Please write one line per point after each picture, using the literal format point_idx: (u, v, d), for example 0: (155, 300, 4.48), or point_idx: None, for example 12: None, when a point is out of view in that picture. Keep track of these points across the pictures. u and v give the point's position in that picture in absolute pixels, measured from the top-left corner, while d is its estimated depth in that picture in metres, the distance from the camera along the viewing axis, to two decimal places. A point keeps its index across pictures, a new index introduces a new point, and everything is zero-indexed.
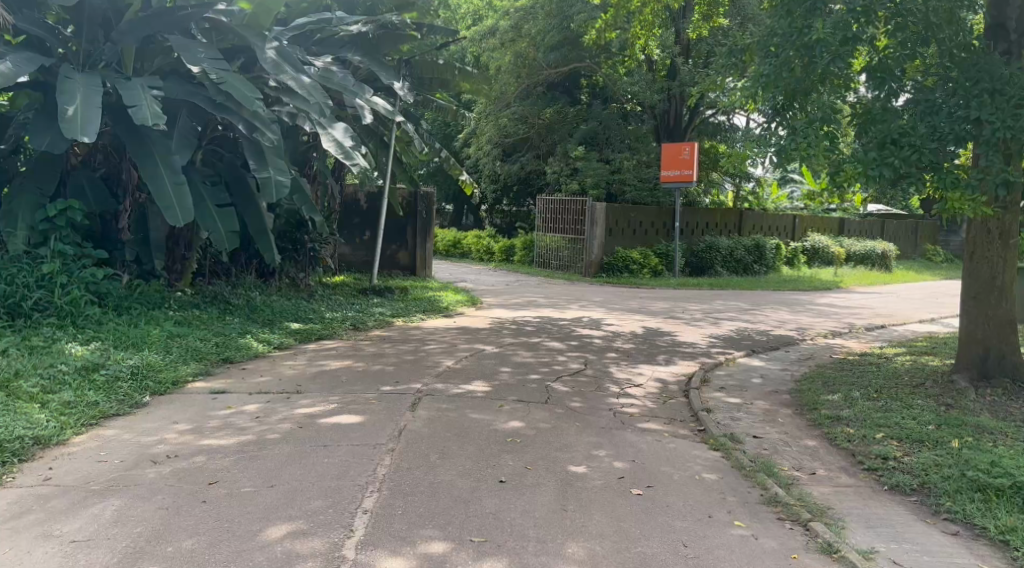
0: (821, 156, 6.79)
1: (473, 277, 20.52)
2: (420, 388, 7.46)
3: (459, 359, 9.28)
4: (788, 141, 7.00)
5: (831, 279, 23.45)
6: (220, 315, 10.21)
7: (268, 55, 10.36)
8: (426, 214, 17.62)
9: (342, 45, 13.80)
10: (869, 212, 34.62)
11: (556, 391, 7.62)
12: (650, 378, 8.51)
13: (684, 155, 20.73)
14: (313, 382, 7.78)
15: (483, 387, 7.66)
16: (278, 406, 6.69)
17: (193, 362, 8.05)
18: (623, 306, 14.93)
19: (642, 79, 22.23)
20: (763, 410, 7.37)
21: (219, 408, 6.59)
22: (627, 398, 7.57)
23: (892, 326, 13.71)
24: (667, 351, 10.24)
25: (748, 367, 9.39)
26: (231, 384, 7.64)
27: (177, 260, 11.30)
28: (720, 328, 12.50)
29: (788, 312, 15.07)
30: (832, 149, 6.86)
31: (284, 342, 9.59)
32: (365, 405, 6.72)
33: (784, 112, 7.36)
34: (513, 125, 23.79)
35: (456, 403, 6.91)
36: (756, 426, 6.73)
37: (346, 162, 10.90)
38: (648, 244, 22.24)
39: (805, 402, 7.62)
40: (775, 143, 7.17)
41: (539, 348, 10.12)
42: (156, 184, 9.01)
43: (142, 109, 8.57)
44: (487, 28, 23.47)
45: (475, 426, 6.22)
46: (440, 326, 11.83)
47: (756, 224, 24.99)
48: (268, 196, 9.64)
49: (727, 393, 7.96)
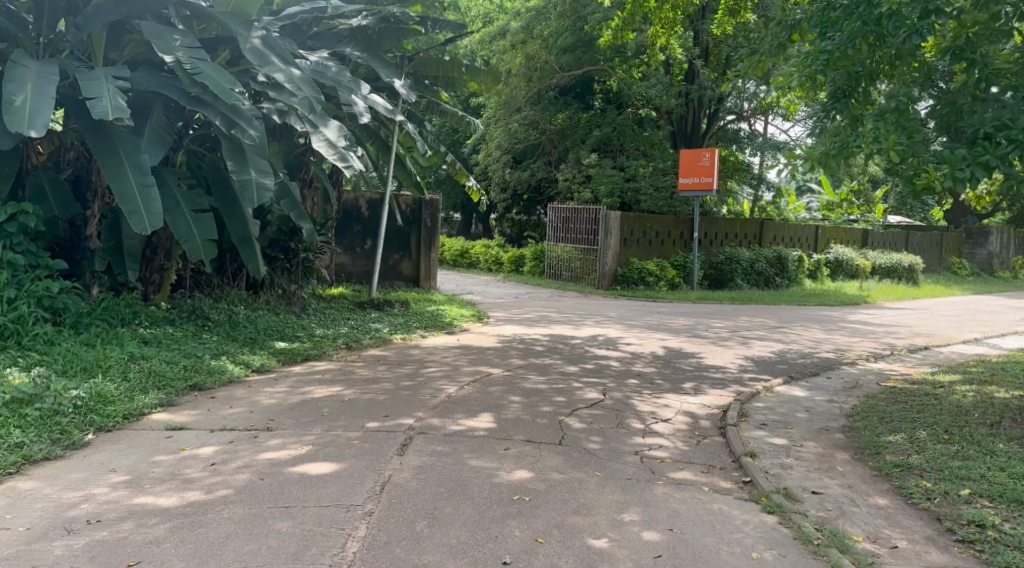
0: (894, 149, 6.28)
1: (481, 289, 19.46)
2: (413, 424, 6.40)
3: (461, 385, 8.21)
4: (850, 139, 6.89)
5: (856, 293, 22.34)
6: (196, 333, 9.17)
7: (252, 46, 9.40)
8: (431, 222, 16.68)
9: (341, 39, 12.79)
10: (891, 223, 33.40)
11: (571, 428, 6.52)
12: (678, 411, 7.40)
13: (703, 162, 19.64)
14: (291, 413, 6.71)
15: (486, 423, 6.58)
16: (242, 449, 5.62)
17: (154, 390, 7.00)
18: (641, 323, 13.84)
19: (659, 83, 21.19)
20: (815, 455, 6.26)
21: (172, 452, 5.52)
22: (654, 438, 6.47)
23: (936, 348, 12.55)
24: (694, 377, 9.12)
25: (788, 397, 8.27)
26: (195, 417, 6.57)
27: (153, 270, 10.37)
28: (749, 350, 11.38)
29: (820, 331, 13.92)
30: (910, 142, 6.36)
31: (265, 364, 8.54)
32: (345, 448, 5.66)
33: (848, 98, 7.26)
34: (524, 131, 22.71)
35: (454, 445, 5.83)
36: (813, 478, 5.64)
37: (340, 166, 9.81)
38: (664, 256, 21.18)
39: (862, 445, 6.51)
40: (840, 144, 6.98)
41: (549, 372, 9.02)
42: (120, 185, 7.98)
43: (103, 101, 7.52)
44: (497, 29, 22.50)
45: (474, 478, 5.13)
46: (441, 344, 10.77)
47: (777, 235, 23.88)
48: (247, 200, 8.61)
49: (770, 432, 6.85)
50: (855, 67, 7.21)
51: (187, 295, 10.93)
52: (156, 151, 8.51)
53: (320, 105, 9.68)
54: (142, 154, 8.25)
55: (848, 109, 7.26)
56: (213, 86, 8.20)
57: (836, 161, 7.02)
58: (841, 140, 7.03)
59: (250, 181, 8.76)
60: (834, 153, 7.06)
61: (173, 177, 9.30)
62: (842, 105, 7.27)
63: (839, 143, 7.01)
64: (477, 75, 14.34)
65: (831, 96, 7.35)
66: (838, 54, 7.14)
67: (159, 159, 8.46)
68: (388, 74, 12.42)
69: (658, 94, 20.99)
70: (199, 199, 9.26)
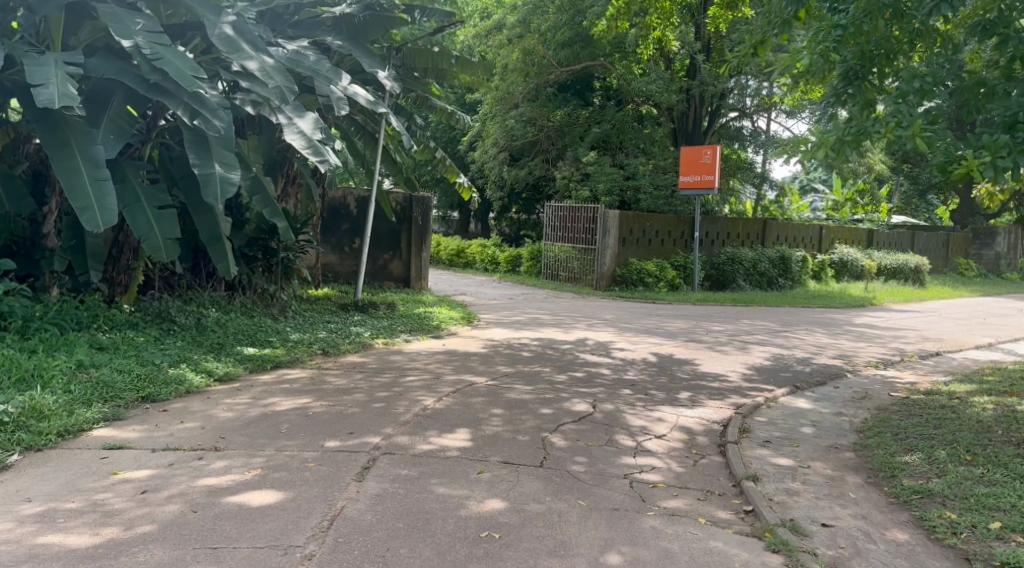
0: (917, 138, 6.22)
1: (476, 290, 18.83)
2: (378, 443, 5.79)
3: (440, 396, 7.59)
4: (852, 126, 6.89)
5: (862, 295, 21.72)
6: (158, 338, 8.57)
7: (220, 31, 8.81)
8: (422, 220, 16.07)
9: (324, 28, 12.22)
10: (897, 223, 32.72)
11: (554, 447, 5.91)
12: (674, 426, 6.77)
13: (705, 160, 19.03)
14: (247, 429, 6.10)
15: (461, 441, 5.96)
16: (181, 476, 5.00)
17: (99, 403, 6.40)
18: (638, 327, 13.21)
19: (660, 78, 20.64)
20: (824, 478, 5.64)
21: (102, 479, 4.92)
22: (646, 458, 5.85)
23: (947, 354, 11.91)
24: (692, 387, 8.49)
25: (793, 410, 7.65)
26: (139, 434, 5.96)
27: (118, 269, 9.74)
28: (751, 357, 10.74)
29: (825, 335, 13.29)
30: (936, 130, 6.38)
31: (229, 372, 7.93)
32: (297, 474, 5.07)
33: (858, 79, 7.23)
34: (521, 128, 22.02)
35: (421, 468, 5.22)
36: (822, 508, 5.03)
37: (315, 162, 9.20)
38: (664, 256, 20.55)
39: (876, 466, 5.88)
40: (848, 123, 6.96)
41: (536, 381, 8.40)
42: (71, 179, 7.40)
43: (48, 89, 6.90)
44: (493, 23, 21.86)
45: (438, 510, 4.52)
46: (425, 350, 10.15)
47: (781, 235, 23.28)
48: (208, 196, 7.99)
49: (774, 452, 6.22)
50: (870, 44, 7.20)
51: (157, 297, 10.36)
52: (114, 143, 7.94)
53: (293, 96, 9.07)
54: (97, 146, 7.67)
55: (861, 92, 7.17)
56: (173, 72, 7.62)
57: (843, 141, 6.96)
58: (855, 123, 6.92)
59: (213, 175, 8.14)
60: (846, 134, 6.95)
61: (135, 171, 8.79)
62: (855, 88, 7.19)
63: (851, 123, 7.01)
64: (468, 68, 13.70)
65: (842, 79, 7.30)
66: (853, 26, 6.98)
67: (116, 152, 7.88)
68: (371, 66, 11.79)
69: (659, 89, 20.41)
70: (162, 195, 8.72)
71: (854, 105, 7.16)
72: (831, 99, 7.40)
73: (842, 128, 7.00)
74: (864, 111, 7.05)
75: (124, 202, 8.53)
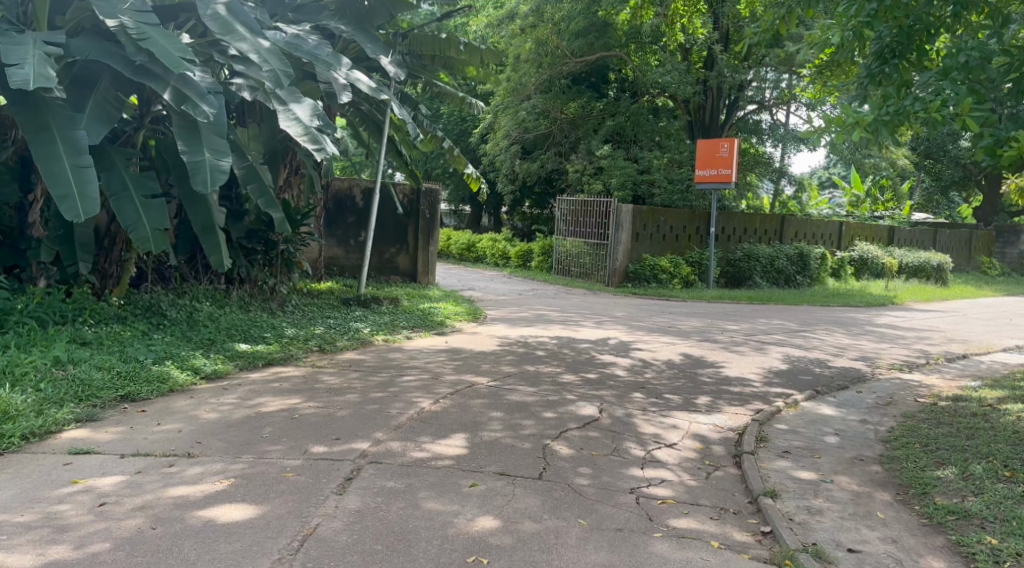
0: (966, 119, 6.04)
1: (485, 285, 18.41)
2: (368, 449, 5.36)
3: (438, 396, 7.15)
4: (892, 110, 6.66)
5: (882, 294, 21.17)
6: (147, 333, 8.21)
7: (212, 12, 8.52)
8: (429, 213, 15.66)
9: (327, 13, 11.86)
10: (917, 221, 32.04)
11: (556, 457, 5.46)
12: (687, 434, 6.31)
13: (721, 153, 18.50)
14: (228, 433, 5.69)
15: (456, 447, 5.52)
16: (147, 483, 4.61)
17: (72, 403, 6.01)
18: (651, 325, 12.73)
19: (675, 69, 20.12)
20: (849, 495, 5.18)
21: (60, 487, 4.53)
22: (655, 470, 5.40)
23: (974, 356, 11.38)
24: (706, 392, 8.02)
25: (814, 418, 7.17)
26: (111, 437, 5.56)
27: (110, 262, 9.47)
28: (769, 360, 10.25)
29: (845, 336, 12.76)
30: (980, 110, 6.19)
31: (217, 370, 7.55)
32: (274, 485, 4.65)
33: (893, 59, 7.01)
34: (534, 120, 21.51)
35: (410, 479, 4.80)
36: (848, 529, 4.57)
37: (310, 150, 8.78)
38: (679, 252, 20.06)
39: (905, 482, 5.41)
40: (887, 108, 6.73)
41: (541, 382, 7.95)
42: (51, 165, 7.06)
43: (24, 69, 6.54)
44: (506, 13, 21.32)
45: (422, 529, 4.09)
46: (427, 348, 9.72)
47: (799, 232, 22.71)
48: (196, 183, 7.54)
49: (795, 465, 5.75)
50: (908, 20, 6.93)
51: (151, 289, 10.02)
52: (99, 128, 7.56)
53: (289, 81, 8.70)
54: (79, 130, 7.31)
55: (897, 72, 7.01)
56: (158, 52, 7.25)
57: (883, 127, 6.72)
58: (892, 105, 6.72)
59: (203, 162, 7.71)
60: (885, 119, 6.70)
61: (123, 158, 8.44)
62: (891, 68, 7.02)
63: (887, 104, 6.80)
64: (477, 54, 13.22)
65: (876, 58, 7.11)
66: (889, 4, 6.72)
67: (100, 137, 7.50)
68: (373, 51, 11.33)
69: (675, 80, 19.92)
70: (151, 182, 8.35)
71: (890, 86, 7.01)
72: (864, 80, 7.23)
73: (877, 110, 6.80)
74: (901, 92, 6.87)
75: (110, 191, 8.17)
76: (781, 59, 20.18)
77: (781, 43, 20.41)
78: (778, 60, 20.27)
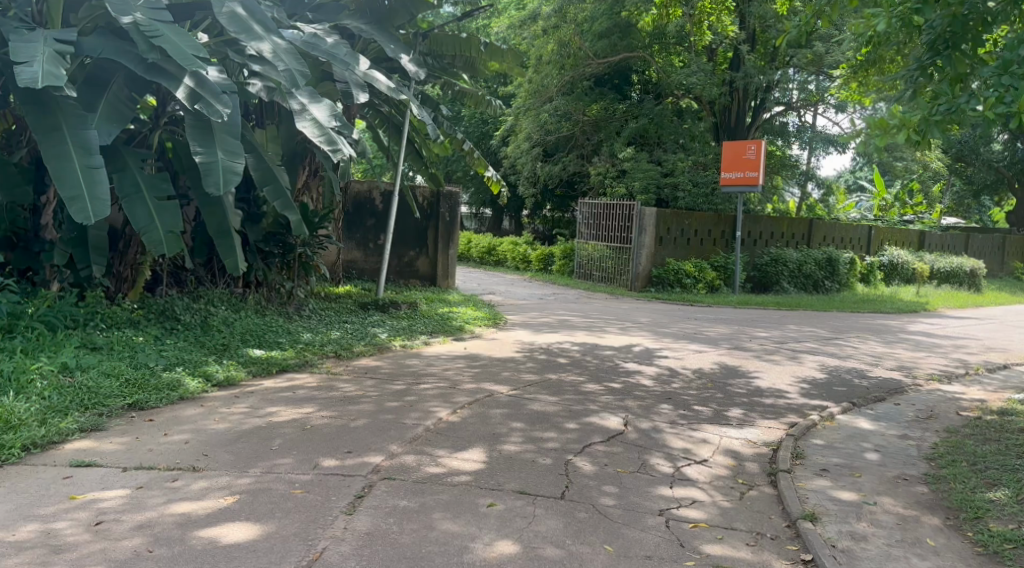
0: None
1: (506, 289, 18.13)
2: (381, 463, 5.08)
3: (456, 405, 6.86)
4: (945, 108, 6.38)
5: (914, 300, 20.67)
6: (158, 338, 8.01)
7: (226, 11, 8.30)
8: (450, 216, 15.42)
9: (346, 12, 11.66)
10: (947, 226, 31.39)
11: (580, 474, 5.16)
12: (719, 450, 5.98)
13: (748, 155, 18.13)
14: (237, 445, 5.43)
15: (475, 462, 5.23)
16: (147, 500, 4.35)
17: (76, 412, 5.79)
18: (677, 332, 12.38)
19: (701, 70, 19.76)
20: (895, 519, 4.83)
21: (57, 503, 4.29)
22: (686, 490, 5.07)
23: (1014, 367, 10.93)
24: (737, 403, 7.67)
25: (852, 432, 6.80)
26: (115, 447, 5.32)
27: (123, 263, 9.30)
28: (800, 370, 9.87)
29: (878, 344, 12.34)
30: None
31: (230, 376, 7.32)
32: (282, 502, 4.38)
33: (945, 49, 6.75)
34: (555, 122, 21.16)
35: (426, 498, 4.52)
36: (897, 559, 4.23)
37: (326, 152, 8.46)
38: (704, 256, 19.70)
39: (956, 505, 5.05)
40: (939, 106, 6.44)
41: (564, 392, 7.63)
42: (61, 166, 6.88)
43: (33, 68, 6.36)
44: (529, 14, 21.04)
45: (438, 556, 3.82)
46: (446, 354, 9.45)
47: (827, 236, 22.29)
48: (209, 185, 7.31)
49: (835, 484, 5.40)
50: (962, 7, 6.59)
51: (167, 293, 9.84)
52: (111, 128, 7.38)
53: (305, 81, 8.41)
54: (90, 129, 7.13)
55: (951, 64, 6.74)
56: (171, 49, 7.06)
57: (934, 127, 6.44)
58: (944, 103, 6.44)
59: (216, 163, 7.48)
60: (937, 117, 6.42)
61: (136, 159, 8.26)
62: (944, 59, 6.75)
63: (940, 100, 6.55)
64: (498, 54, 12.95)
65: (928, 49, 6.85)
66: None
67: (112, 136, 7.32)
68: (393, 51, 11.08)
69: (700, 82, 19.56)
70: (164, 184, 8.16)
71: (943, 79, 6.79)
72: (913, 72, 6.98)
73: (927, 109, 6.53)
74: (954, 88, 6.63)
75: (123, 193, 7.99)
76: (809, 60, 19.75)
77: (809, 44, 19.98)
78: (806, 61, 19.85)
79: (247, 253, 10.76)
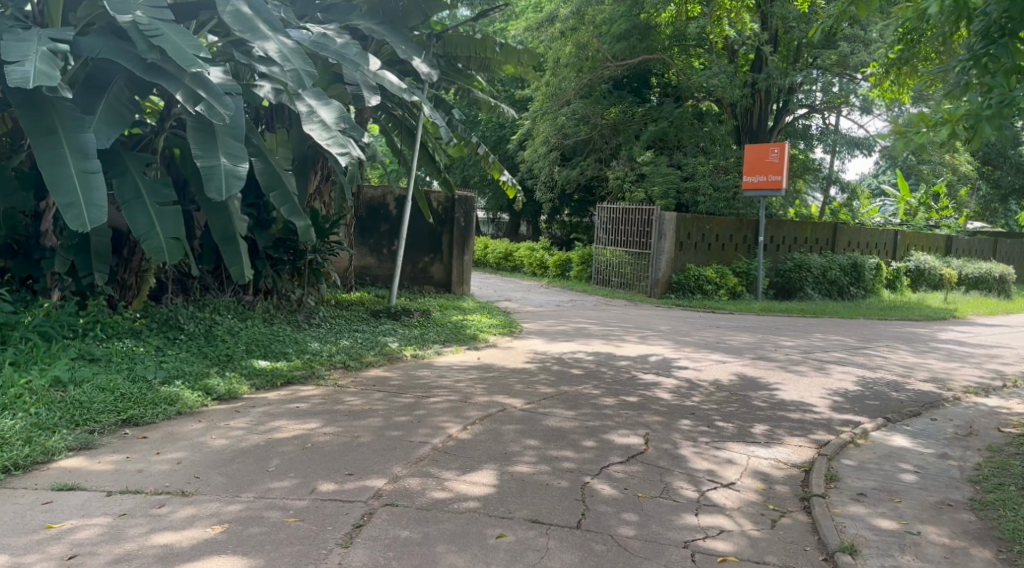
0: None
1: (522, 296, 17.77)
2: (384, 486, 4.75)
3: (467, 419, 6.51)
4: (1002, 99, 6.15)
5: (942, 307, 20.14)
6: (160, 350, 7.72)
7: (230, 9, 8.01)
8: (465, 222, 15.11)
9: (358, 12, 11.39)
10: (974, 230, 30.74)
11: (598, 499, 4.79)
12: (746, 471, 5.59)
13: (771, 159, 17.69)
14: (232, 465, 5.11)
15: (484, 485, 4.87)
16: (128, 529, 4.04)
17: (65, 429, 5.51)
18: (699, 341, 11.96)
19: (722, 72, 19.34)
20: (942, 551, 4.42)
21: (31, 532, 3.98)
22: (712, 518, 4.69)
23: None
24: (764, 419, 7.26)
25: (889, 451, 6.37)
26: (103, 467, 5.02)
27: (128, 271, 9.06)
28: (829, 382, 9.43)
29: (908, 354, 11.87)
30: None
31: (232, 389, 7.01)
32: (273, 532, 4.05)
33: (1000, 35, 6.33)
34: (573, 126, 20.73)
35: (429, 528, 4.18)
36: None
37: (335, 155, 7.99)
38: (726, 262, 19.28)
39: (1008, 535, 4.63)
40: (995, 97, 6.20)
41: (580, 406, 7.25)
42: (55, 171, 6.61)
43: (24, 68, 6.10)
44: (546, 16, 20.71)
45: None
46: (458, 364, 9.11)
47: (852, 241, 21.80)
48: (210, 190, 7.01)
49: (873, 511, 5.00)
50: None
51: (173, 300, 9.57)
52: (109, 131, 7.13)
53: (312, 82, 8.10)
54: (87, 132, 6.87)
55: (1008, 53, 6.29)
56: (171, 48, 6.79)
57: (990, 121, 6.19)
58: (1000, 95, 6.21)
59: (218, 168, 7.17)
60: (992, 108, 6.19)
61: (138, 164, 7.99)
62: (999, 47, 6.32)
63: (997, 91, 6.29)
64: (514, 55, 12.66)
65: (983, 38, 6.46)
66: None
67: (111, 140, 7.06)
68: (405, 52, 10.75)
69: (722, 84, 19.13)
70: (166, 189, 7.89)
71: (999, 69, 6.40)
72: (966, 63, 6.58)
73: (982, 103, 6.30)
74: (1011, 78, 6.28)
75: (123, 198, 7.72)
76: (834, 61, 19.28)
77: (833, 45, 19.52)
78: (830, 63, 19.40)
79: (255, 259, 10.49)
